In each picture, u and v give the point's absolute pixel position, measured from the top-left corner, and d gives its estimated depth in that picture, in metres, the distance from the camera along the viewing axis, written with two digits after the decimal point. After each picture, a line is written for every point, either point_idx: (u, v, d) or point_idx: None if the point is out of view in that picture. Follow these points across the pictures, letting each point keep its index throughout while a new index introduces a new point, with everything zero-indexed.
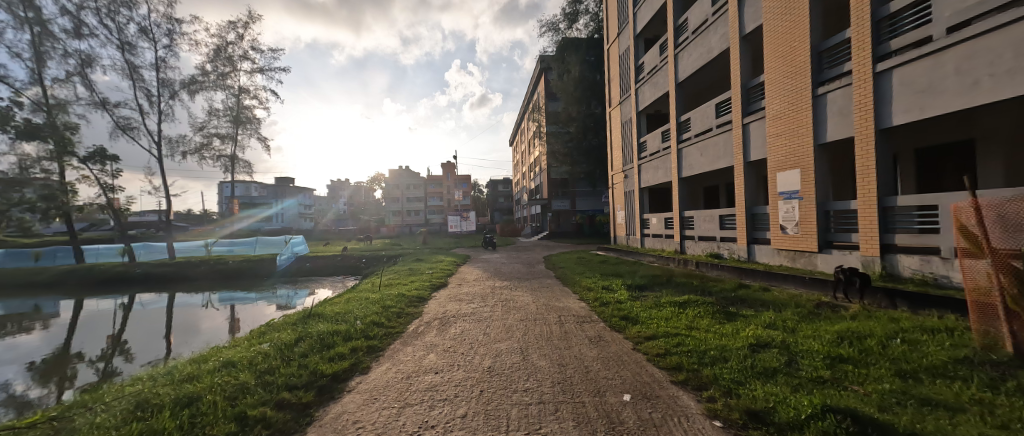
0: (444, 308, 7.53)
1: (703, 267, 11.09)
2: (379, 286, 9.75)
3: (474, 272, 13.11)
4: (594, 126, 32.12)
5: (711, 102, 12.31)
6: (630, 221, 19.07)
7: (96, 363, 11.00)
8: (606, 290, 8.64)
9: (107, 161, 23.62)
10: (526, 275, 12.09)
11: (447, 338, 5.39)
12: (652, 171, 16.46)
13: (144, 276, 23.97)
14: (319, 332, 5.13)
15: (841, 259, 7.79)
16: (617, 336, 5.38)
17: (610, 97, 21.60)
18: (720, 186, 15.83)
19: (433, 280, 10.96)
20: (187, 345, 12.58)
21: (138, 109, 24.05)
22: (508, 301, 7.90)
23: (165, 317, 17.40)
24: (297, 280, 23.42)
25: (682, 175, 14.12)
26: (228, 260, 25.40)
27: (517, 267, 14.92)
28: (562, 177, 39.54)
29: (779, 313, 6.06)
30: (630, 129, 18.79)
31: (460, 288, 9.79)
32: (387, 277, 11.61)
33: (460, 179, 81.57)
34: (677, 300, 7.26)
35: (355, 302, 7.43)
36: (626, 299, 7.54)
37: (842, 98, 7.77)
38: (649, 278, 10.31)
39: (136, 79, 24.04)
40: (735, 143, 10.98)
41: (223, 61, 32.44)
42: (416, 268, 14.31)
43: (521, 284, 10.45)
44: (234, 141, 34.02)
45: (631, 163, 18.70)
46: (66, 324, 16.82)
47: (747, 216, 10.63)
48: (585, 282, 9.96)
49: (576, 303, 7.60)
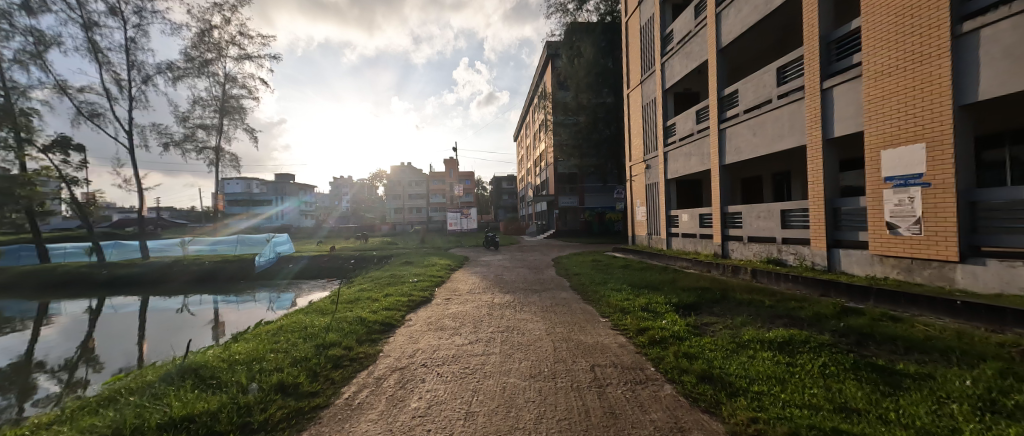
0: (415, 344, 5.06)
1: (765, 279, 8.63)
2: (339, 302, 7.30)
3: (468, 281, 10.57)
4: (606, 116, 29.56)
5: (769, 66, 9.73)
6: (652, 217, 16.53)
7: (56, 373, 9.22)
8: (650, 314, 6.19)
9: (70, 151, 21.44)
10: (532, 286, 9.54)
11: (396, 431, 2.89)
12: (683, 158, 13.86)
13: (115, 277, 21.86)
14: (143, 425, 2.64)
15: (1008, 273, 5.24)
16: (711, 430, 2.82)
17: (628, 78, 18.95)
18: (766, 176, 13.33)
19: (413, 293, 8.41)
20: (170, 348, 10.93)
21: (105, 94, 22.09)
22: (509, 333, 5.43)
23: (134, 321, 15.43)
24: (278, 283, 21.04)
25: (725, 162, 11.55)
26: (204, 260, 23.08)
27: (522, 272, 12.42)
28: (569, 172, 36.87)
29: (983, 377, 3.46)
30: (653, 111, 16.18)
31: (447, 307, 7.26)
32: (357, 289, 9.13)
33: (461, 176, 79.02)
34: (767, 335, 4.77)
35: (286, 335, 5.03)
36: (686, 333, 5.03)
37: (1011, 33, 5.18)
38: (698, 294, 7.76)
39: (101, 61, 21.99)
40: (809, 116, 8.41)
41: (206, 46, 30.09)
42: (400, 274, 11.82)
43: (527, 300, 7.86)
44: (218, 132, 31.72)
45: (656, 151, 16.10)
46: (32, 328, 15.13)
47: (828, 212, 8.05)
48: (612, 298, 7.53)
49: (610, 339, 5.10)
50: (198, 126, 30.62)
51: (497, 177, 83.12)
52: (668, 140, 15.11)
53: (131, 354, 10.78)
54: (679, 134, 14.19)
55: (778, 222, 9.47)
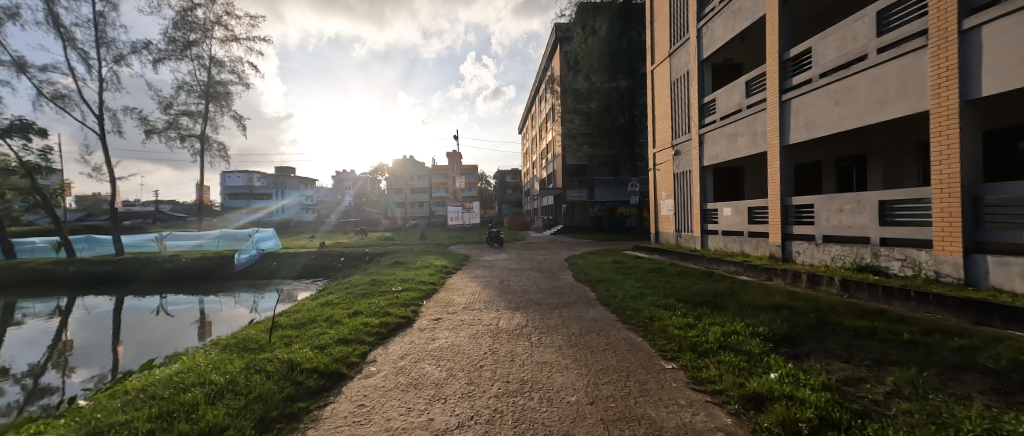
0: (363, 426, 2.87)
1: (866, 296, 6.36)
2: (278, 330, 5.08)
3: (465, 291, 8.32)
4: (619, 102, 27.18)
5: (864, 11, 7.33)
6: (682, 211, 14.28)
7: (20, 380, 7.73)
8: (741, 360, 3.96)
9: (32, 135, 19.43)
10: (549, 300, 7.27)
11: None
12: (726, 140, 11.57)
13: (83, 275, 19.92)
14: None
15: None
16: None
17: (651, 53, 16.58)
18: (829, 161, 11.06)
19: (389, 312, 6.18)
20: (145, 354, 9.17)
21: (71, 74, 20.15)
22: (525, 402, 3.20)
23: (95, 323, 13.49)
24: (258, 283, 18.95)
25: (787, 142, 9.24)
26: (181, 257, 21.11)
27: (532, 277, 10.22)
28: (578, 164, 34.50)
29: None
30: (685, 88, 13.83)
31: (433, 337, 5.05)
32: (319, 304, 6.90)
33: (462, 170, 76.59)
34: (1015, 429, 2.52)
35: (134, 413, 2.84)
36: (847, 413, 2.80)
37: None
38: (785, 317, 5.54)
39: (66, 38, 20.07)
40: (934, 72, 6.08)
41: (189, 27, 27.90)
42: (384, 279, 9.55)
43: (546, 324, 5.67)
44: (204, 119, 29.59)
45: (688, 134, 13.79)
46: None
47: (964, 205, 5.76)
48: (666, 325, 5.28)
49: (705, 422, 2.87)
50: (182, 113, 28.48)
51: (501, 172, 80.94)
52: (704, 120, 12.81)
53: (95, 360, 9.03)
54: (719, 112, 11.86)
55: (872, 217, 7.19)
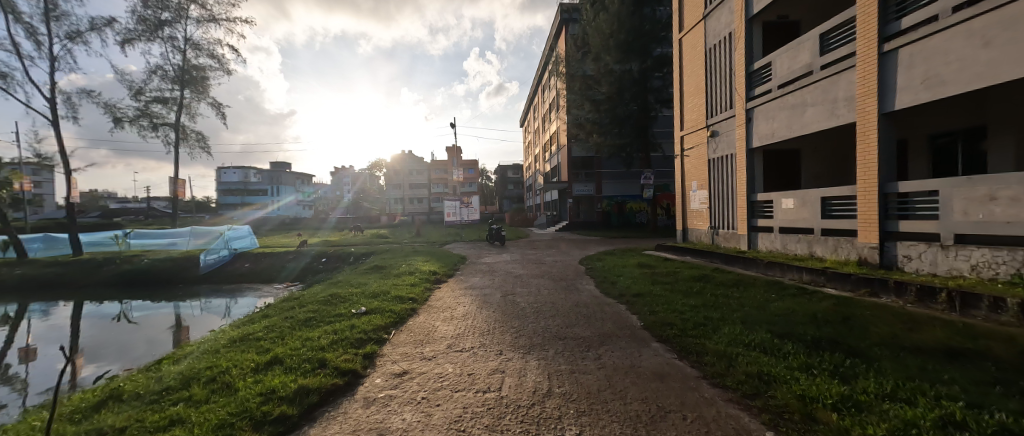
0: None
1: None
2: (82, 424, 2.67)
3: (455, 313, 5.99)
4: (633, 86, 24.66)
5: None
6: (719, 204, 11.96)
7: None
8: None
9: None
10: (575, 332, 4.92)
11: None
12: (787, 113, 9.17)
13: (31, 279, 17.48)
14: None
15: None
16: None
17: (680, 19, 14.17)
18: (920, 137, 8.81)
19: (324, 361, 3.80)
20: (111, 360, 7.43)
21: (15, 50, 17.68)
22: None
23: (41, 330, 11.54)
24: (227, 288, 16.58)
25: (889, 107, 6.85)
26: (143, 258, 18.73)
27: (544, 288, 7.92)
28: (585, 156, 32.12)
29: None
30: (726, 54, 11.43)
31: (380, 431, 2.66)
32: (230, 343, 4.53)
33: (461, 164, 74.10)
34: None
35: None
36: None
37: None
38: (1001, 379, 3.18)
39: (9, 9, 17.58)
40: None
41: (161, 5, 25.30)
42: (347, 293, 7.18)
43: (584, 390, 3.28)
44: (180, 107, 27.11)
45: (729, 110, 11.41)
46: None
47: None
48: (805, 400, 2.93)
49: None
50: (154, 100, 25.99)
51: (501, 167, 78.87)
52: (753, 91, 10.42)
53: (44, 369, 7.21)
54: (777, 79, 9.47)
55: None
